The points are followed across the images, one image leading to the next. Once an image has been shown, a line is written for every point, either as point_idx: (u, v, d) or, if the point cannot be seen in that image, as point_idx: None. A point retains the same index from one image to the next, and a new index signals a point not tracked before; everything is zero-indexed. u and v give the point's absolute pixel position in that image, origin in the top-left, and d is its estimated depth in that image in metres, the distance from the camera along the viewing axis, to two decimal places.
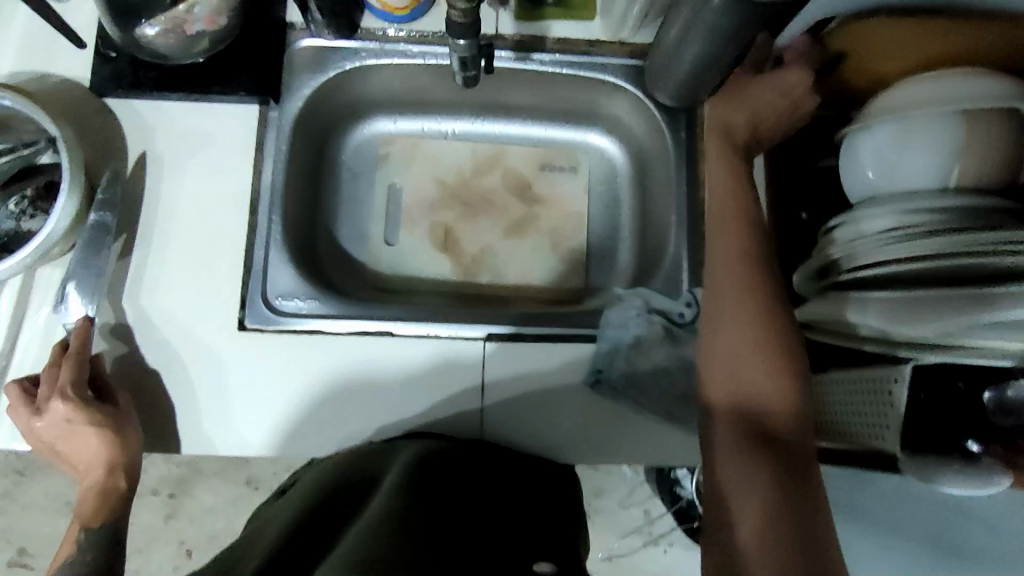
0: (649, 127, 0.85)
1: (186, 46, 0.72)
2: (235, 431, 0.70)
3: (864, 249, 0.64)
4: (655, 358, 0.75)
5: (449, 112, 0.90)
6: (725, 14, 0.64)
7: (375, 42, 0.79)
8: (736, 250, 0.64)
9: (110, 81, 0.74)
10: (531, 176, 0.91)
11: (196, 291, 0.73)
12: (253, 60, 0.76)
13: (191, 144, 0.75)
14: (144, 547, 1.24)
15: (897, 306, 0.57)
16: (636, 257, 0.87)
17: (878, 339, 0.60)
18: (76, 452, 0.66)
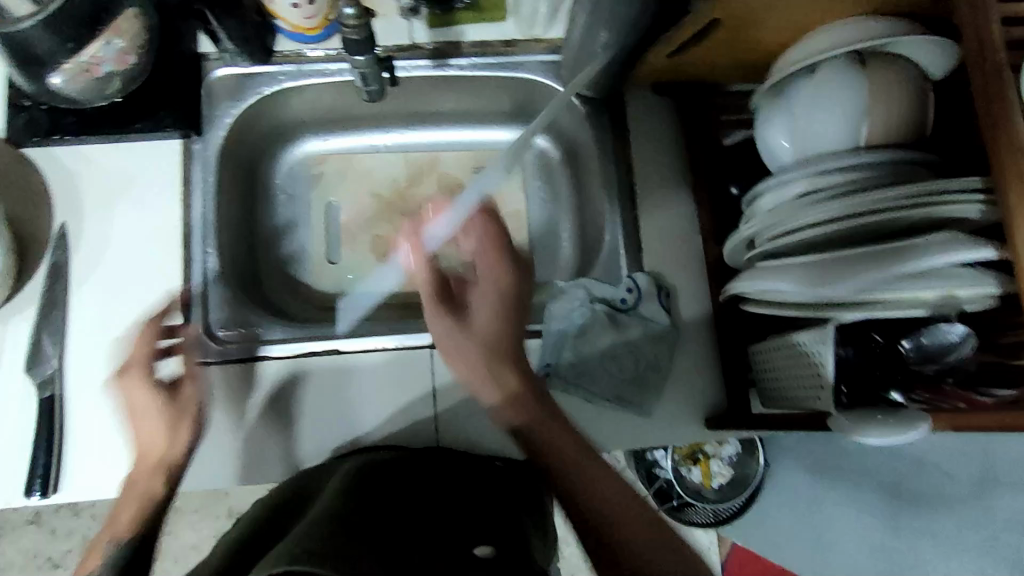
0: (575, 118, 0.86)
1: (98, 89, 0.71)
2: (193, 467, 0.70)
3: (776, 223, 0.67)
4: (602, 345, 0.77)
5: (378, 125, 0.90)
6: (623, 4, 0.65)
7: (292, 64, 0.79)
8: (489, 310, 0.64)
9: (26, 130, 0.73)
10: (467, 179, 0.92)
11: (138, 332, 0.72)
12: (169, 94, 0.75)
13: (118, 184, 0.75)
14: None
15: (805, 271, 0.60)
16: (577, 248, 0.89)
17: (794, 305, 0.63)
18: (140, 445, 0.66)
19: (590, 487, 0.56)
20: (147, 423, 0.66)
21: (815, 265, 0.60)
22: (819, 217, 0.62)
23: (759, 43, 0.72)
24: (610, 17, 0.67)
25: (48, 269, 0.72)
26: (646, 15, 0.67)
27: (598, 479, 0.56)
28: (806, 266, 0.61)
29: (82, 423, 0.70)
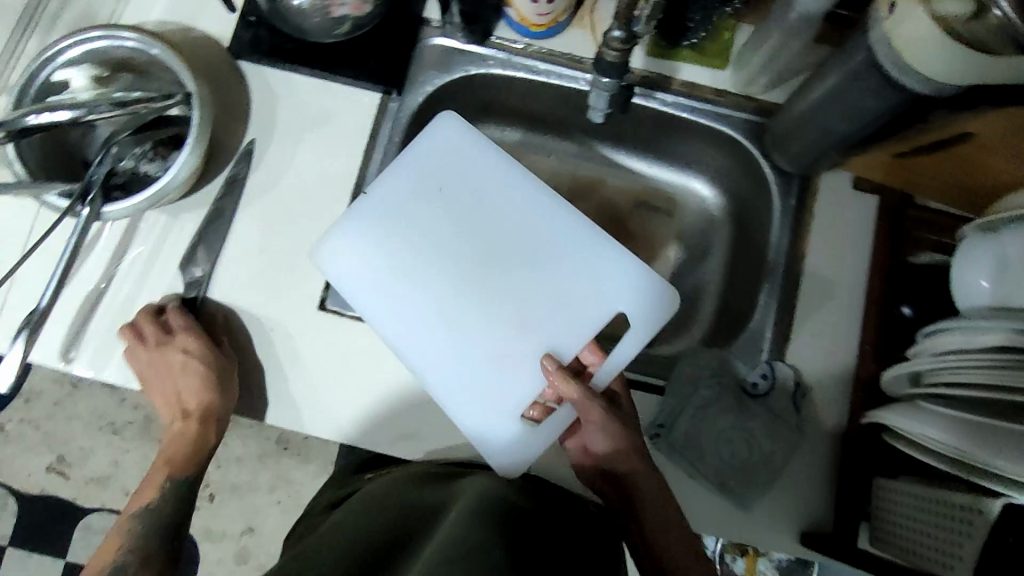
0: (758, 186, 0.83)
1: (328, 27, 0.73)
2: (296, 409, 0.72)
3: (954, 367, 0.61)
4: (720, 425, 0.74)
5: (558, 132, 0.90)
6: (872, 95, 0.61)
7: (505, 52, 0.79)
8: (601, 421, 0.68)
9: (249, 46, 0.76)
10: (626, 210, 0.91)
11: (284, 265, 0.74)
12: (385, 49, 0.77)
13: (310, 119, 0.77)
14: None
15: (981, 431, 0.55)
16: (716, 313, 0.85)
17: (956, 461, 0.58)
18: (185, 391, 0.72)
19: (683, 546, 0.66)
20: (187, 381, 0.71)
21: (993, 427, 0.54)
22: (1000, 379, 0.56)
23: (994, 173, 0.67)
24: (849, 102, 0.64)
25: (227, 178, 0.75)
26: (891, 113, 0.63)
27: (673, 541, 0.67)
28: (982, 426, 0.55)
29: (215, 335, 0.73)
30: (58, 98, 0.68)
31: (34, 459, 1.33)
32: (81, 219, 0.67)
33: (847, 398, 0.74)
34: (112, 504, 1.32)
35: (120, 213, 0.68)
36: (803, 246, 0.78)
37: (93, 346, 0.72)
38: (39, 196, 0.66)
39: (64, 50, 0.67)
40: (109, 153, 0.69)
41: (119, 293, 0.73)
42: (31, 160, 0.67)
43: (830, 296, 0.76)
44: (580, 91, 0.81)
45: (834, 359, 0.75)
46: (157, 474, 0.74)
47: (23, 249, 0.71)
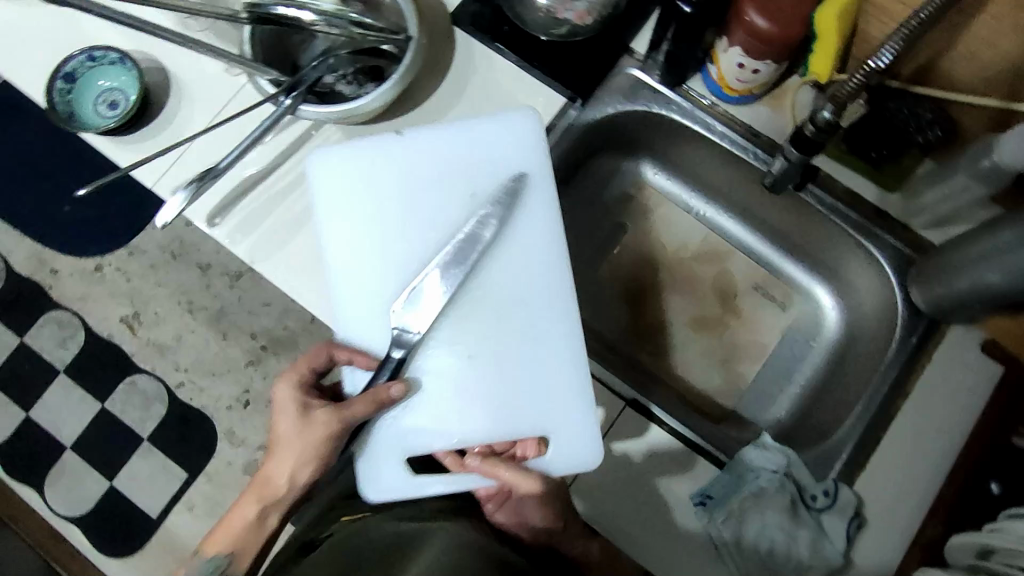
0: (881, 314, 0.82)
1: (549, 25, 0.79)
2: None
3: None
4: (767, 524, 0.73)
5: (706, 193, 0.92)
6: None
7: (690, 103, 0.82)
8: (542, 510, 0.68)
9: (469, 18, 0.81)
10: (741, 288, 0.92)
11: None
12: (586, 61, 0.81)
13: (494, 97, 0.81)
14: (218, 374, 1.39)
15: None
16: (794, 415, 0.85)
17: None
18: (275, 468, 0.64)
19: None
20: (293, 465, 0.63)
21: None
22: None
23: None
24: (1014, 265, 0.63)
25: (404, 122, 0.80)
26: None
27: None
28: None
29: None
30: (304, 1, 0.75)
31: (114, 307, 1.43)
32: (279, 108, 0.73)
33: (898, 549, 0.72)
34: (160, 373, 1.40)
35: (312, 114, 0.74)
36: (907, 386, 0.76)
37: (240, 222, 0.79)
38: (254, 78, 0.74)
39: None
40: (325, 62, 0.75)
41: (275, 184, 0.80)
42: (261, 44, 0.75)
43: (916, 444, 0.74)
44: (747, 162, 0.82)
45: (900, 507, 0.73)
46: (242, 513, 0.66)
47: (217, 116, 0.79)
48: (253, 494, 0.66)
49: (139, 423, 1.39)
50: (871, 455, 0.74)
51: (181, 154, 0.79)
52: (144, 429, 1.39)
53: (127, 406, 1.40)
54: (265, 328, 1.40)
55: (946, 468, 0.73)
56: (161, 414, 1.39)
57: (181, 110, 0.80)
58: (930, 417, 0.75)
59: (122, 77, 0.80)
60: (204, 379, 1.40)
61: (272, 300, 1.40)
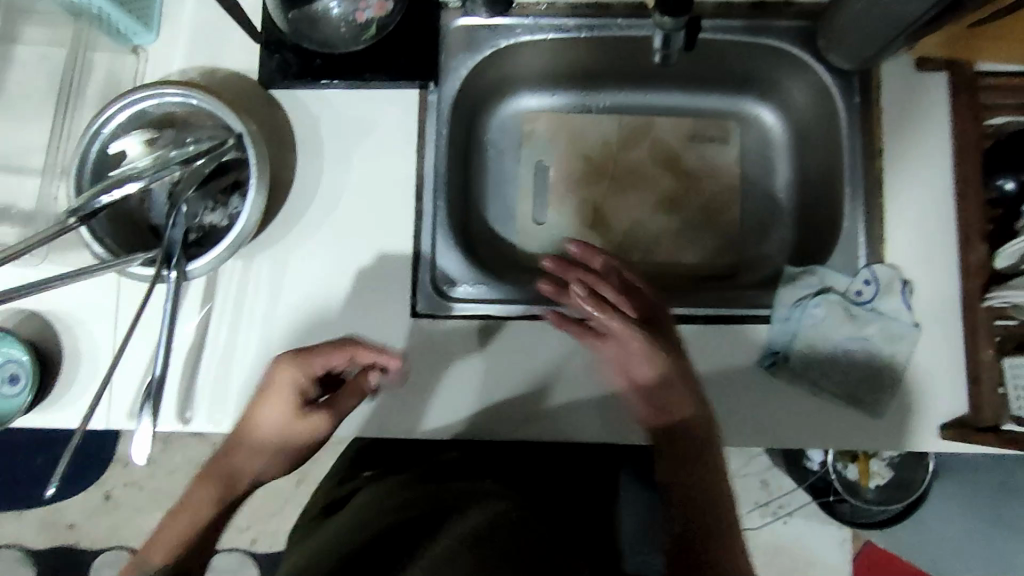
0: (816, 105, 0.81)
1: (356, 35, 0.71)
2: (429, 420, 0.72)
3: None
4: (837, 339, 0.72)
5: (603, 86, 0.87)
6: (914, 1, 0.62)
7: (532, 17, 0.77)
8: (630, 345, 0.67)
9: (278, 73, 0.73)
10: (681, 148, 0.89)
11: (362, 286, 0.74)
12: (413, 44, 0.74)
13: (355, 135, 0.75)
14: (280, 510, 1.53)
15: None
16: (795, 211, 0.85)
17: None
18: None
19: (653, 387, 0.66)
20: None
21: None
22: None
23: None
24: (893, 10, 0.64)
25: (290, 218, 0.74)
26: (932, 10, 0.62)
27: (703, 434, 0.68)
28: None
29: None
30: (120, 172, 0.66)
31: (147, 518, 1.44)
32: (169, 284, 0.66)
33: (950, 306, 0.71)
34: (231, 542, 1.53)
35: (205, 268, 0.66)
36: (877, 141, 0.75)
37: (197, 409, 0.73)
38: (123, 270, 0.66)
39: (111, 118, 0.66)
40: (180, 212, 0.66)
41: (215, 348, 0.73)
42: (106, 236, 0.68)
43: (916, 206, 0.73)
44: (613, 39, 0.78)
45: (933, 265, 0.72)
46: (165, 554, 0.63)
47: (114, 325, 0.74)
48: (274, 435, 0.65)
49: None
50: (879, 235, 0.73)
51: (100, 372, 0.74)
52: None
53: None
54: None
55: (947, 205, 0.73)
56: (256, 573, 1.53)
57: (79, 342, 0.74)
58: (913, 174, 0.74)
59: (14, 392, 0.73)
60: (271, 522, 1.53)
61: None
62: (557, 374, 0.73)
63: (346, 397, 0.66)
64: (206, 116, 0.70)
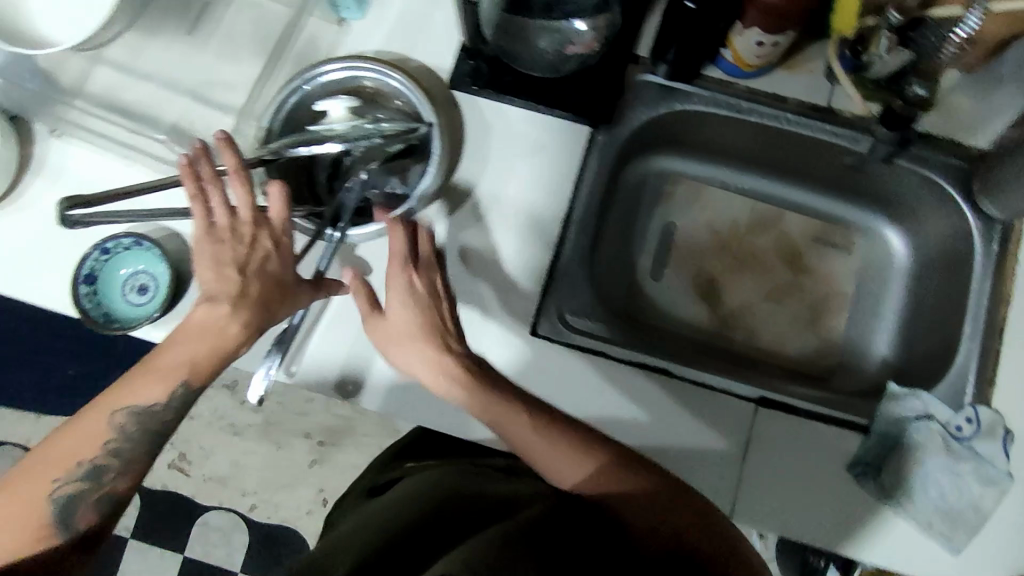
0: (948, 242, 0.84)
1: (557, 63, 0.76)
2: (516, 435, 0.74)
3: None
4: (929, 467, 0.73)
5: (746, 169, 0.91)
6: None
7: (710, 90, 0.82)
8: (526, 428, 0.68)
9: (469, 78, 0.77)
10: (804, 245, 0.92)
11: (491, 294, 0.76)
12: (597, 88, 0.78)
13: (520, 153, 0.79)
14: (287, 484, 1.52)
15: None
16: (900, 334, 0.87)
17: None
18: None
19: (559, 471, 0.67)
20: None
21: None
22: None
23: None
24: None
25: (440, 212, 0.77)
26: None
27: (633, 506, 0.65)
28: None
29: None
30: (318, 128, 0.69)
31: None
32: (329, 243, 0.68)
33: None
34: (230, 502, 1.53)
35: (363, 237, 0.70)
36: (1006, 291, 0.77)
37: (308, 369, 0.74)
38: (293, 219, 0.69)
39: (322, 76, 0.71)
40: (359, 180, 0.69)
41: (341, 314, 0.75)
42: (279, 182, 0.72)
43: None
44: (778, 130, 0.82)
45: None
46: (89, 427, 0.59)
47: None
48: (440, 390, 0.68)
49: (228, 558, 1.51)
50: (989, 379, 0.75)
51: None
52: (233, 561, 1.51)
53: (208, 546, 1.51)
54: (315, 425, 1.54)
55: None
56: (244, 541, 1.51)
57: None
58: None
59: (123, 306, 0.75)
60: (274, 493, 1.53)
61: (313, 396, 1.53)
62: (652, 428, 0.74)
63: (448, 335, 0.68)
64: (398, 102, 0.74)
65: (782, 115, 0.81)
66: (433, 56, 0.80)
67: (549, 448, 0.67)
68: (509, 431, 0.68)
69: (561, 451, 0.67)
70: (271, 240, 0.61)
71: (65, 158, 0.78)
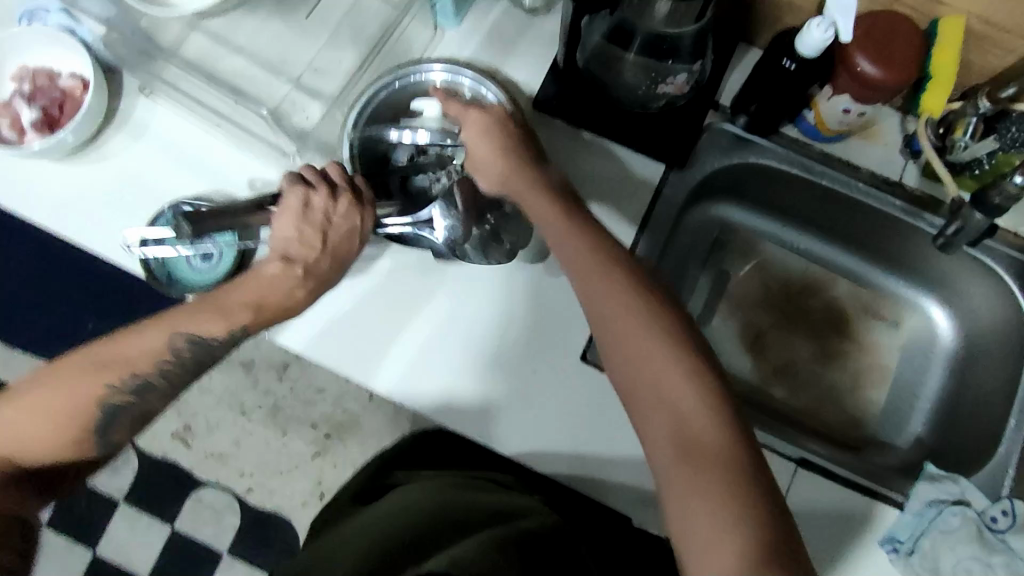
0: (998, 332, 0.84)
1: (645, 100, 0.77)
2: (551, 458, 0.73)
3: None
4: (961, 555, 0.72)
5: (806, 230, 0.93)
6: None
7: (785, 148, 0.83)
8: (581, 257, 0.64)
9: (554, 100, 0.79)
10: (853, 312, 0.94)
11: (545, 312, 0.76)
12: (677, 129, 0.79)
13: (591, 181, 0.80)
14: (286, 472, 1.51)
15: None
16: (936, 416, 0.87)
17: None
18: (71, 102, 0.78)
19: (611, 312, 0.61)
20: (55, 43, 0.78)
21: None
22: None
23: None
24: None
25: None
26: None
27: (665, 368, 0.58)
28: None
29: (493, 372, 0.75)
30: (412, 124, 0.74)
31: None
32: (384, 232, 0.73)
33: None
34: (226, 482, 1.52)
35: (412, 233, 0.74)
36: None
37: (361, 360, 0.76)
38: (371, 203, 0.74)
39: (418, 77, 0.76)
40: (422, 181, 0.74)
41: (400, 310, 0.77)
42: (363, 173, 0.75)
43: None
44: (848, 196, 0.83)
45: None
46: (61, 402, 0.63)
47: None
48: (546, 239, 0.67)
49: (215, 537, 1.49)
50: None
51: None
52: (220, 542, 1.49)
53: (198, 522, 1.50)
54: (323, 416, 1.53)
55: None
56: (234, 522, 1.50)
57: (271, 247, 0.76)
58: None
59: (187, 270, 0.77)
60: (272, 479, 1.51)
61: (325, 387, 1.53)
62: None
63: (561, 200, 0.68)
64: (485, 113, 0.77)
65: (855, 183, 0.82)
66: (520, 74, 0.82)
67: (621, 306, 0.60)
68: (574, 263, 0.64)
69: (615, 297, 0.61)
70: (303, 206, 0.64)
71: (151, 117, 0.80)
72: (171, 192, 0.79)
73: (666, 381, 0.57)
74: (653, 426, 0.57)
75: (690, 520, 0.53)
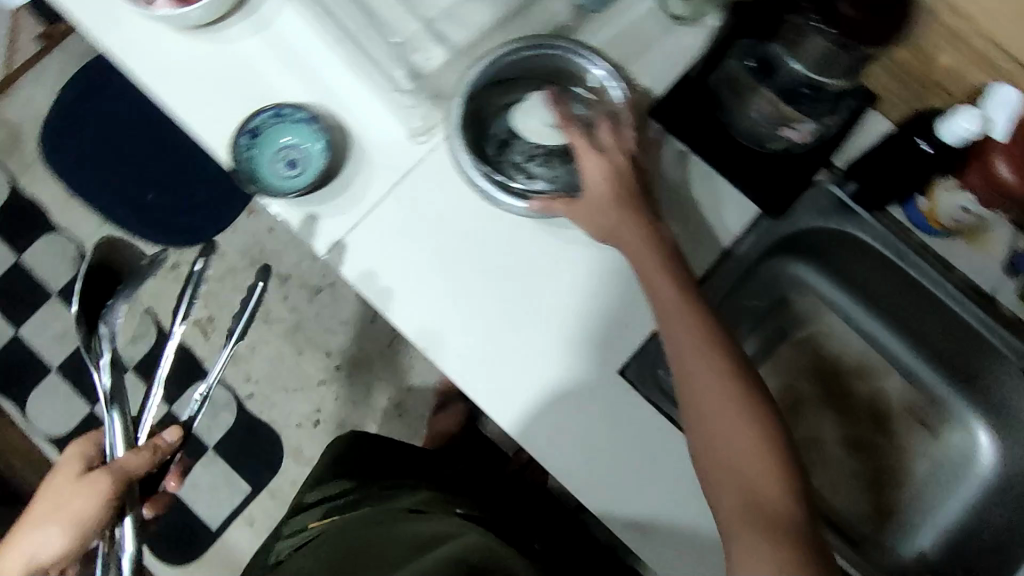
0: None
1: (765, 138, 0.77)
2: (564, 453, 0.77)
3: None
4: None
5: (878, 315, 0.90)
6: None
7: (888, 229, 0.80)
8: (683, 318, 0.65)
9: (672, 111, 0.77)
10: (896, 411, 0.91)
11: (597, 317, 0.78)
12: (784, 178, 0.77)
13: (684, 202, 0.78)
14: (289, 389, 1.53)
15: None
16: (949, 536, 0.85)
17: None
18: None
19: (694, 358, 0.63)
20: None
21: None
22: None
23: None
24: None
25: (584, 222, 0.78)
26: None
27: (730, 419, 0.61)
28: None
29: (528, 359, 0.77)
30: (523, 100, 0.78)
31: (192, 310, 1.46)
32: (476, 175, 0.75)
33: None
34: (231, 381, 1.54)
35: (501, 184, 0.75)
36: None
37: (408, 312, 0.77)
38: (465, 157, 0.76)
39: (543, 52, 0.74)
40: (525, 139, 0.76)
41: (455, 276, 0.78)
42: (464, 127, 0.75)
43: None
44: (935, 295, 0.80)
45: None
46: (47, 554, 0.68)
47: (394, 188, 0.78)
48: (644, 278, 0.68)
49: (206, 431, 1.52)
50: None
51: (355, 215, 0.78)
52: (210, 436, 1.52)
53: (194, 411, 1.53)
54: (339, 347, 1.55)
55: None
56: (228, 422, 1.53)
57: (355, 179, 0.78)
58: None
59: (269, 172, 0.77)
60: (274, 392, 1.54)
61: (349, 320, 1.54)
62: None
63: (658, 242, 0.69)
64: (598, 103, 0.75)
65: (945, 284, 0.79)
66: (645, 76, 0.80)
67: (695, 347, 0.63)
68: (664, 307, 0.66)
69: (701, 357, 0.63)
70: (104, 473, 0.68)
71: (277, 14, 0.80)
72: (276, 94, 0.79)
73: (727, 426, 0.61)
74: (726, 497, 0.60)
75: (745, 568, 0.56)
